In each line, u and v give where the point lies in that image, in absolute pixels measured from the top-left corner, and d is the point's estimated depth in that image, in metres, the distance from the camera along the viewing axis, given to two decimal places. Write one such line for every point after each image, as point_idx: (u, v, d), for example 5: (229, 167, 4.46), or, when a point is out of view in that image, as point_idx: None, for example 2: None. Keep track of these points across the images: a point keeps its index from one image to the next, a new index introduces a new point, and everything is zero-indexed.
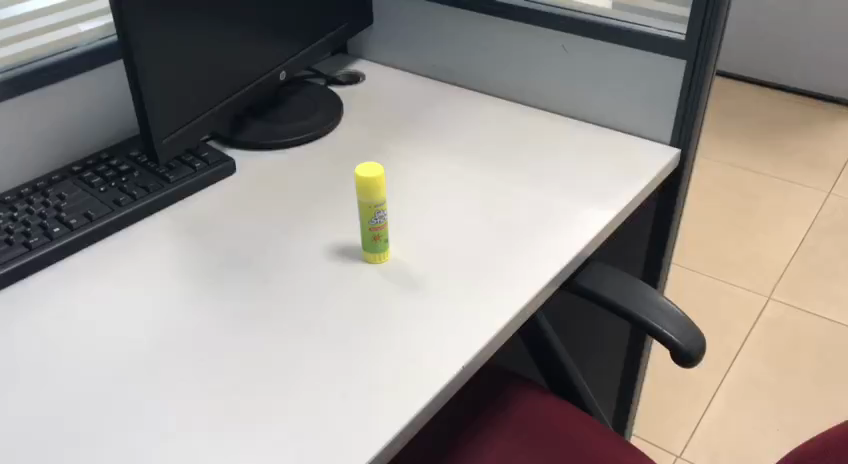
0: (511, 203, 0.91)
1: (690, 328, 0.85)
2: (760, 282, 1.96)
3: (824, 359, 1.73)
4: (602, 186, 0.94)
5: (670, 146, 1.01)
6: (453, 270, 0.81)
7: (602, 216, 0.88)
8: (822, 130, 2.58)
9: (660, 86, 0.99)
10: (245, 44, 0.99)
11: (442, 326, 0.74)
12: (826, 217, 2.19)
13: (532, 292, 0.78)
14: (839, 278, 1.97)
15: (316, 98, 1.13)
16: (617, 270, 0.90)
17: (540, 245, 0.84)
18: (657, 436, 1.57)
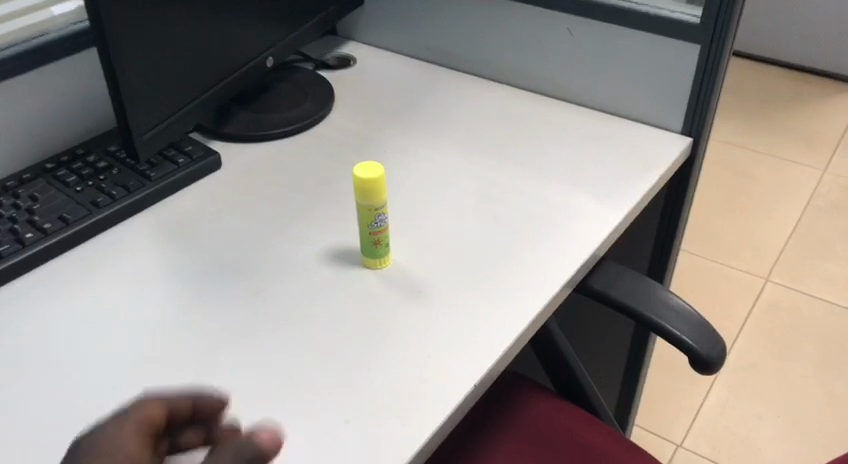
0: (518, 200, 0.86)
1: (709, 333, 0.81)
2: (758, 264, 1.93)
3: (824, 342, 1.71)
4: (613, 179, 0.89)
5: (682, 136, 0.96)
6: (459, 275, 0.76)
7: (615, 214, 0.83)
8: (816, 107, 2.54)
9: (671, 70, 0.93)
10: (228, 29, 0.92)
11: (449, 338, 0.69)
12: (823, 196, 2.16)
13: (544, 299, 0.73)
14: (836, 259, 1.94)
15: (305, 85, 1.07)
16: (630, 270, 0.85)
17: (551, 246, 0.79)
18: (658, 426, 1.54)
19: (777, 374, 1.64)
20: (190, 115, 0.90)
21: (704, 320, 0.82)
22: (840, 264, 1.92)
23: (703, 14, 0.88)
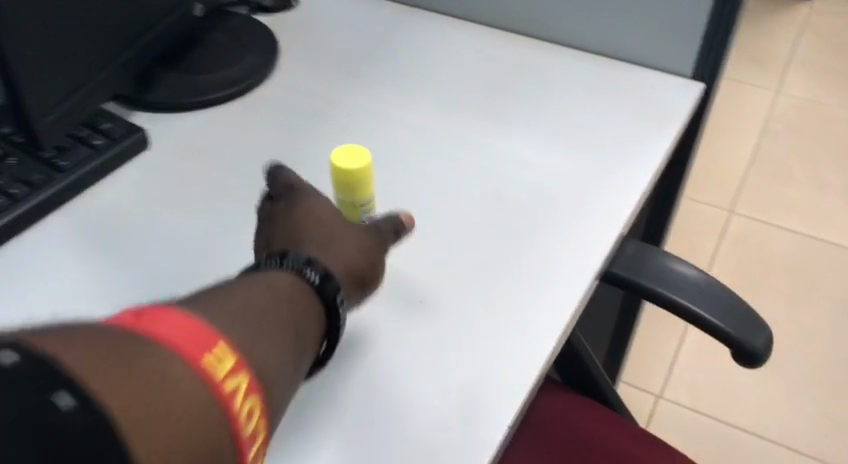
0: (523, 178, 0.79)
1: (750, 318, 0.73)
2: (721, 194, 1.87)
3: (792, 275, 1.67)
4: (625, 139, 0.82)
5: (693, 80, 0.88)
6: (467, 284, 0.70)
7: (633, 184, 0.77)
8: (765, 23, 2.45)
9: (682, 6, 0.83)
10: None
11: (484, 354, 0.64)
12: (779, 118, 2.09)
13: (565, 317, 0.67)
14: (798, 184, 1.90)
15: (247, 37, 0.92)
16: (656, 249, 0.77)
17: (558, 242, 0.73)
18: (637, 376, 1.47)
19: None
20: (108, 85, 0.74)
21: (744, 304, 0.74)
22: (802, 191, 1.88)
23: None
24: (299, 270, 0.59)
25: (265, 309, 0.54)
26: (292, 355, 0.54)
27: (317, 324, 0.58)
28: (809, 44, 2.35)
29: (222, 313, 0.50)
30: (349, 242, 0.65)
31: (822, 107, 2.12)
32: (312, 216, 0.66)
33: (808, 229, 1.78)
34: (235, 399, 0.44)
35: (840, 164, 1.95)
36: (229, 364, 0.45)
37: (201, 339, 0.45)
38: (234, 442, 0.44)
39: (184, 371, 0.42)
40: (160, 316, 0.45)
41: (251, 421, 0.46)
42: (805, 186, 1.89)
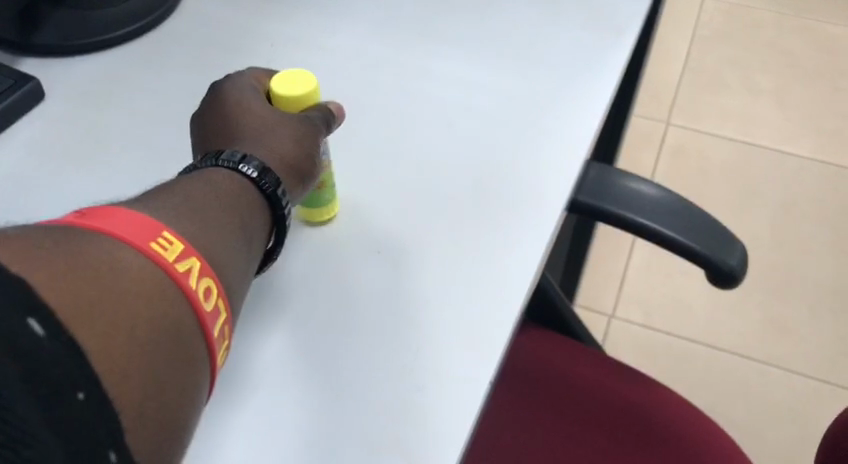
0: (483, 103, 0.76)
1: (724, 236, 0.71)
2: (657, 105, 1.85)
3: (730, 182, 1.69)
4: (580, 53, 0.80)
5: None
6: (440, 222, 0.68)
7: (595, 100, 0.76)
8: None
9: None
10: None
11: (474, 280, 0.64)
12: (707, 23, 2.07)
13: (541, 249, 0.65)
14: (729, 90, 1.90)
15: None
16: (621, 172, 0.73)
17: (522, 168, 0.71)
18: (589, 299, 1.47)
19: None
20: None
21: (717, 221, 0.72)
22: (735, 96, 1.88)
23: None
24: (236, 169, 0.57)
25: (208, 200, 0.53)
26: (243, 241, 0.54)
27: (263, 218, 0.57)
28: None
29: (170, 208, 0.51)
30: (283, 132, 0.63)
31: (750, 10, 2.11)
32: (243, 115, 0.64)
33: (742, 135, 1.79)
34: (189, 279, 0.46)
35: (769, 67, 1.95)
36: (180, 249, 0.47)
37: (150, 228, 0.47)
38: (199, 319, 0.46)
39: (136, 261, 0.43)
40: (104, 210, 0.46)
41: (212, 299, 0.47)
42: (736, 92, 1.89)
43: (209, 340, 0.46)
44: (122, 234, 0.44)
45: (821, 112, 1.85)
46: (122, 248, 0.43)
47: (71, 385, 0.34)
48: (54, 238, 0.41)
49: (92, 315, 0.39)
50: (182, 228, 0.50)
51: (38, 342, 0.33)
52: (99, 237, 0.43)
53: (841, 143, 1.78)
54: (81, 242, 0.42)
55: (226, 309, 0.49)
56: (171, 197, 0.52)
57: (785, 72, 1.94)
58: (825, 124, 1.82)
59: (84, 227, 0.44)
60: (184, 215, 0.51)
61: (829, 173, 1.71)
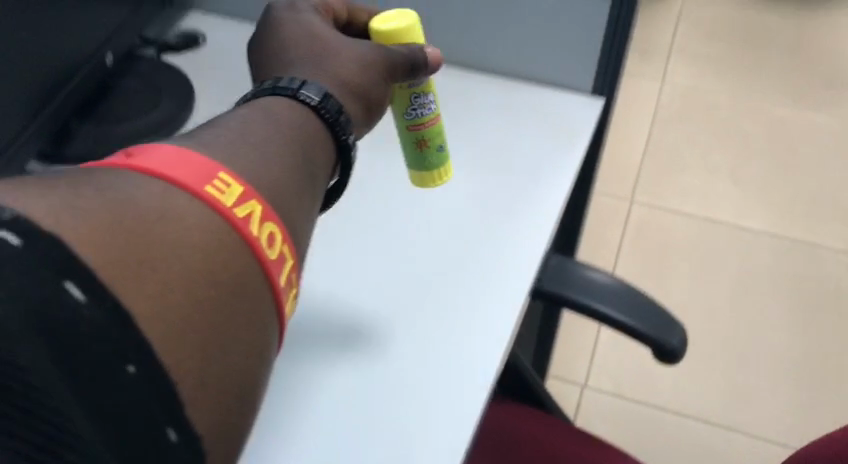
0: (453, 206, 0.87)
1: (665, 319, 0.81)
2: (620, 185, 1.97)
3: (691, 256, 1.80)
4: (538, 159, 0.92)
5: (593, 96, 1.00)
6: (417, 310, 0.77)
7: (551, 200, 0.87)
8: (645, 16, 2.58)
9: (577, 29, 0.95)
10: (56, 20, 0.80)
11: (449, 362, 0.72)
12: (666, 106, 2.22)
13: (507, 333, 0.74)
14: (687, 168, 2.03)
15: (160, 80, 0.96)
16: (575, 262, 0.84)
17: (489, 262, 0.81)
18: (562, 369, 1.55)
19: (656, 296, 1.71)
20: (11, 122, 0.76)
21: (658, 306, 0.82)
22: (693, 174, 2.01)
23: None
24: (295, 93, 0.58)
25: (270, 133, 0.54)
26: (306, 175, 0.54)
27: (326, 155, 0.58)
28: (685, 33, 2.50)
29: (233, 145, 0.50)
30: (353, 56, 0.66)
31: (703, 94, 2.27)
32: (315, 36, 0.67)
33: (701, 211, 1.91)
34: (249, 226, 0.45)
35: (723, 146, 2.10)
36: (238, 192, 0.46)
37: (207, 169, 0.45)
38: (262, 268, 0.45)
39: (191, 210, 0.43)
40: (167, 152, 0.45)
41: (276, 244, 0.47)
42: (694, 170, 2.02)
43: (273, 287, 0.46)
44: (181, 179, 0.44)
45: (773, 188, 1.98)
46: (177, 195, 0.43)
47: (122, 358, 0.36)
48: (112, 189, 0.41)
49: (143, 273, 0.39)
50: (245, 170, 0.49)
51: (75, 308, 0.35)
52: (156, 185, 0.43)
53: (791, 216, 1.90)
54: (137, 192, 0.42)
55: (291, 254, 0.49)
56: (234, 132, 0.52)
57: (738, 151, 2.09)
58: (777, 199, 1.95)
59: (145, 173, 0.43)
60: (243, 153, 0.50)
61: (782, 245, 1.84)
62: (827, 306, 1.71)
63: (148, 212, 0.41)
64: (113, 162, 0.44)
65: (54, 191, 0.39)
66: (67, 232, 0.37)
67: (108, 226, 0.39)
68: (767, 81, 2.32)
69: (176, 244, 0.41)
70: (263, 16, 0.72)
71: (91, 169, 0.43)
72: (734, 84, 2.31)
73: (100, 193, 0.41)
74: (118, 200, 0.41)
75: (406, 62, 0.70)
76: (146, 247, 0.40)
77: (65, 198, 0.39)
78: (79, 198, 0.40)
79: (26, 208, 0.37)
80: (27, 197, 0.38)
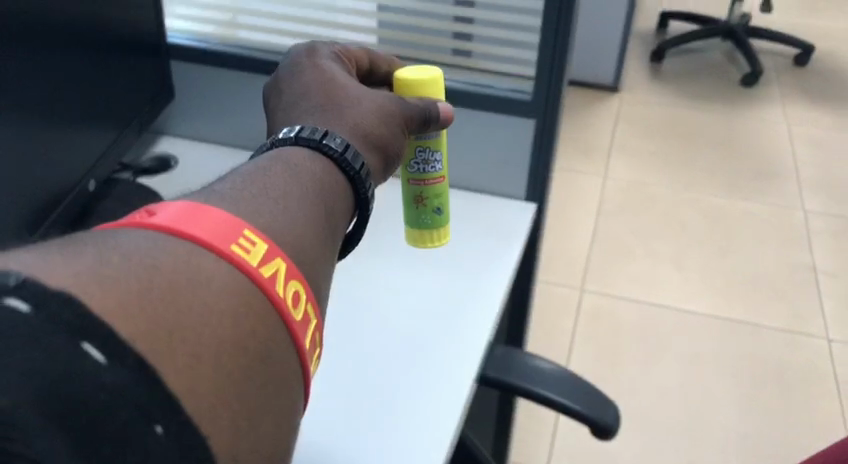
0: (405, 301, 0.96)
1: (601, 400, 0.89)
2: (571, 274, 2.08)
3: (641, 340, 1.89)
4: (481, 257, 1.03)
5: (526, 202, 1.14)
6: (376, 396, 0.83)
7: (493, 292, 0.97)
8: (586, 118, 2.78)
9: (509, 144, 1.10)
10: (47, 150, 0.90)
11: (405, 442, 0.78)
12: (610, 200, 2.37)
13: (458, 412, 0.81)
14: (633, 257, 2.15)
15: (134, 201, 1.06)
16: (518, 353, 0.93)
17: (439, 349, 0.89)
18: (524, 456, 1.60)
19: (611, 380, 1.79)
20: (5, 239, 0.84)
21: (595, 389, 0.90)
22: (639, 262, 2.13)
23: (533, 92, 1.06)
24: (319, 145, 0.56)
25: (293, 182, 0.52)
26: (330, 229, 0.52)
27: (347, 206, 0.56)
28: (624, 132, 2.70)
29: (257, 197, 0.48)
30: (373, 108, 0.65)
31: (644, 187, 2.43)
32: (334, 85, 0.66)
33: (648, 297, 2.02)
34: (276, 285, 0.44)
35: (666, 235, 2.24)
36: (264, 249, 0.44)
37: (232, 228, 0.44)
38: (288, 331, 0.43)
39: (218, 270, 0.41)
40: (189, 208, 0.44)
41: (301, 303, 0.45)
42: (639, 258, 2.15)
43: (299, 349, 0.44)
44: (205, 238, 0.42)
45: (714, 273, 2.11)
46: (202, 254, 0.41)
47: (147, 419, 0.35)
48: (135, 251, 0.40)
49: (170, 341, 0.37)
50: (271, 224, 0.47)
51: (96, 371, 0.34)
52: (180, 245, 0.41)
53: (732, 298, 2.03)
54: (160, 252, 0.40)
55: (316, 312, 0.47)
56: (256, 182, 0.50)
57: (679, 239, 2.22)
58: (718, 282, 2.08)
59: (168, 232, 0.42)
60: (270, 208, 0.48)
61: (725, 326, 1.94)
62: (771, 383, 1.80)
63: (174, 273, 0.39)
64: (134, 222, 0.42)
65: (74, 253, 0.38)
66: (93, 299, 0.35)
67: (132, 291, 0.37)
68: (702, 173, 2.50)
69: (203, 305, 0.39)
70: (283, 65, 0.72)
71: (110, 230, 0.42)
72: (671, 177, 2.48)
73: (123, 254, 0.39)
74: (142, 262, 0.39)
75: (422, 119, 0.70)
76: (172, 311, 0.38)
77: (87, 261, 0.37)
78: (101, 261, 0.38)
79: (48, 276, 0.35)
80: (47, 262, 0.36)
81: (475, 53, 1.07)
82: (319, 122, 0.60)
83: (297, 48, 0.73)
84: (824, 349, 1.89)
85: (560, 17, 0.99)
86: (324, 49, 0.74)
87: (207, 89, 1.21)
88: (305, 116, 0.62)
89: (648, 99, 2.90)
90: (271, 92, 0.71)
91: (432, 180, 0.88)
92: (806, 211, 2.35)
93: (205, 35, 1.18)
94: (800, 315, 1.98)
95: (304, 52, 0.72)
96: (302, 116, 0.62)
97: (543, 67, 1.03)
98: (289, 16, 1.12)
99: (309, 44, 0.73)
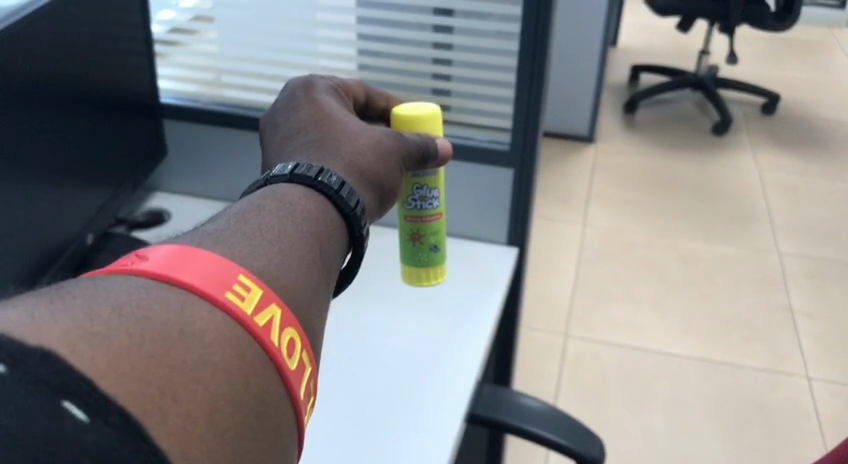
0: (393, 347, 0.99)
1: (586, 435, 0.92)
2: (554, 320, 2.11)
3: (625, 384, 1.92)
4: (466, 299, 1.07)
5: (508, 246, 1.19)
6: (369, 436, 0.86)
7: (479, 334, 1.01)
8: (564, 168, 2.86)
9: (491, 191, 1.16)
10: (50, 205, 0.94)
11: None
12: (590, 247, 2.42)
13: (449, 450, 0.84)
14: (614, 302, 2.19)
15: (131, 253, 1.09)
16: (505, 390, 0.96)
17: (428, 392, 0.91)
18: None
19: (596, 425, 1.81)
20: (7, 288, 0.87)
21: (579, 424, 0.93)
22: (621, 307, 2.17)
23: (511, 143, 1.11)
24: (314, 182, 0.58)
25: (288, 223, 0.53)
26: (323, 269, 0.53)
27: (342, 243, 0.57)
28: (601, 181, 2.78)
29: (251, 239, 0.49)
30: (369, 144, 0.68)
31: (623, 233, 2.49)
32: (331, 120, 0.69)
33: (630, 340, 2.06)
34: (270, 334, 0.43)
35: (645, 280, 2.28)
36: (259, 295, 0.44)
37: (227, 274, 0.43)
38: (282, 381, 0.43)
39: (211, 320, 0.40)
40: (180, 253, 0.43)
41: (295, 352, 0.45)
42: (620, 302, 2.19)
43: (293, 400, 0.43)
44: (198, 286, 0.41)
45: (694, 315, 2.16)
46: (195, 305, 0.41)
47: None
48: (126, 302, 0.39)
49: (162, 399, 0.36)
50: (266, 269, 0.47)
51: (78, 431, 0.32)
52: (173, 294, 0.41)
53: (713, 340, 2.07)
54: (152, 304, 0.39)
55: (310, 360, 0.46)
56: (250, 223, 0.51)
57: (659, 283, 2.27)
58: (699, 324, 2.12)
59: (160, 280, 0.41)
60: (263, 252, 0.49)
61: (707, 368, 1.98)
62: (754, 423, 1.83)
63: (166, 327, 0.38)
64: (126, 266, 0.42)
65: (61, 307, 0.37)
66: (80, 360, 0.34)
67: (122, 348, 0.36)
68: (678, 219, 2.57)
69: (195, 361, 0.38)
70: (280, 99, 0.75)
71: (100, 277, 0.41)
72: (648, 222, 2.55)
73: (112, 307, 0.38)
74: (133, 315, 0.38)
75: (413, 155, 0.75)
76: (163, 368, 0.37)
77: (76, 317, 0.36)
78: (90, 316, 0.37)
79: (31, 333, 0.33)
80: (33, 319, 0.35)
81: (453, 107, 1.12)
82: (317, 157, 0.64)
83: (295, 81, 0.77)
84: (805, 387, 1.93)
85: (533, 71, 1.05)
86: (321, 83, 0.78)
87: (197, 144, 1.25)
88: (303, 150, 0.65)
89: (623, 149, 2.99)
90: (268, 124, 0.74)
91: (429, 217, 0.92)
92: (780, 253, 2.42)
93: (194, 94, 1.23)
94: (779, 354, 2.03)
95: (301, 87, 0.76)
96: (301, 150, 0.65)
97: (519, 119, 1.09)
98: (271, 75, 1.17)
99: (306, 78, 0.77)
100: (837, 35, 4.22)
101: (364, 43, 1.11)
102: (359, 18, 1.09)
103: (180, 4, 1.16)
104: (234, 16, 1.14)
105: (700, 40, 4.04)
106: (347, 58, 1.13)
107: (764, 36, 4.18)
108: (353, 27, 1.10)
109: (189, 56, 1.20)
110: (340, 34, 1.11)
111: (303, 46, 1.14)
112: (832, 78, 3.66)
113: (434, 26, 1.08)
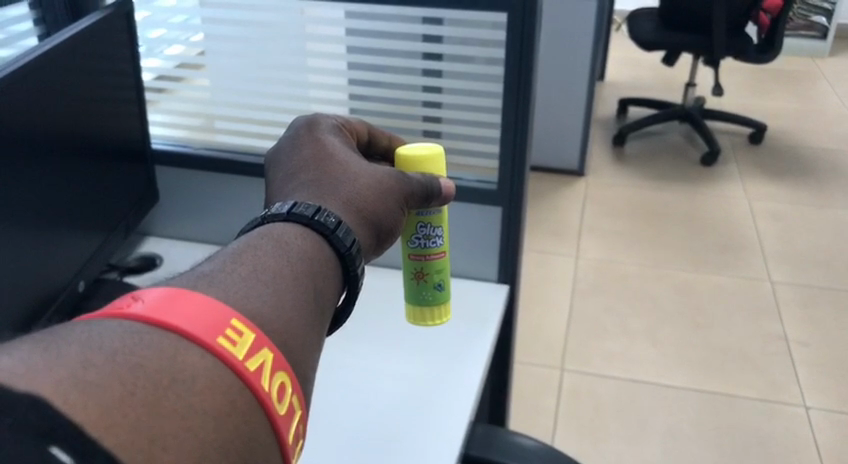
0: (384, 386, 0.99)
1: None
2: (550, 355, 2.11)
3: (623, 416, 1.91)
4: (459, 337, 1.08)
5: (500, 283, 1.20)
6: None
7: (473, 373, 1.01)
8: (555, 202, 2.89)
9: (484, 231, 1.17)
10: (46, 252, 0.95)
11: None
12: (584, 279, 2.43)
13: None
14: (609, 333, 2.19)
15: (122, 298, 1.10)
16: (504, 431, 0.95)
17: (419, 432, 0.91)
18: None
19: (595, 457, 1.79)
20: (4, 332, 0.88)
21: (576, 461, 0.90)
22: (617, 338, 2.17)
23: (500, 181, 1.13)
24: (311, 220, 0.59)
25: (281, 263, 0.53)
26: (316, 309, 0.53)
27: (336, 282, 0.58)
28: (593, 215, 2.79)
29: (245, 280, 0.50)
30: (368, 184, 0.69)
31: (615, 264, 2.51)
32: (330, 161, 0.70)
33: (626, 372, 2.05)
34: (261, 379, 0.43)
35: (640, 311, 2.28)
36: (251, 340, 0.44)
37: (218, 318, 0.44)
38: (271, 427, 0.43)
39: (203, 365, 0.41)
40: (174, 295, 0.44)
41: (285, 397, 0.45)
42: (615, 334, 2.19)
43: (282, 444, 0.44)
44: (189, 330, 0.42)
45: (689, 345, 2.16)
46: (188, 350, 0.41)
47: None
48: (118, 348, 0.39)
49: (151, 451, 0.36)
50: (259, 311, 0.48)
51: None
52: (167, 339, 0.41)
53: (710, 371, 2.06)
54: (145, 350, 0.40)
55: (299, 404, 0.47)
56: (245, 263, 0.52)
57: (653, 314, 2.28)
58: (694, 354, 2.12)
59: (152, 324, 0.41)
60: (255, 291, 0.49)
61: (704, 398, 1.97)
62: (753, 451, 1.82)
63: (157, 375, 0.39)
64: (119, 309, 0.42)
65: (54, 355, 0.37)
66: (73, 411, 0.34)
67: (114, 398, 0.36)
68: (670, 249, 2.58)
69: (185, 409, 0.39)
70: (284, 138, 0.76)
71: (93, 320, 0.41)
72: (640, 253, 2.56)
73: (106, 354, 0.38)
74: (126, 363, 0.38)
75: (415, 193, 0.75)
76: (154, 417, 0.37)
77: (69, 366, 0.36)
78: (83, 364, 0.37)
79: (25, 383, 0.34)
80: (25, 368, 0.35)
81: (446, 148, 1.14)
82: (315, 199, 0.65)
83: (299, 121, 0.77)
84: (803, 416, 1.92)
85: (515, 110, 1.07)
86: (325, 121, 0.78)
87: (190, 188, 1.27)
88: (302, 190, 0.66)
89: (611, 182, 3.03)
90: (271, 163, 0.75)
91: (433, 255, 0.93)
92: (772, 281, 2.43)
93: (184, 140, 1.25)
94: (775, 384, 2.02)
95: (305, 126, 0.76)
96: (299, 190, 0.66)
97: (506, 155, 1.11)
98: (265, 121, 1.19)
99: (310, 116, 0.78)
100: (819, 65, 4.29)
101: (356, 88, 1.13)
102: (350, 63, 1.11)
103: (165, 52, 1.17)
104: (224, 63, 1.16)
105: (686, 74, 4.10)
106: (339, 102, 1.15)
107: (749, 68, 4.25)
108: (343, 72, 1.12)
109: (180, 102, 1.21)
110: (330, 78, 1.13)
111: (293, 90, 1.16)
112: (816, 108, 3.71)
113: (423, 70, 1.09)
